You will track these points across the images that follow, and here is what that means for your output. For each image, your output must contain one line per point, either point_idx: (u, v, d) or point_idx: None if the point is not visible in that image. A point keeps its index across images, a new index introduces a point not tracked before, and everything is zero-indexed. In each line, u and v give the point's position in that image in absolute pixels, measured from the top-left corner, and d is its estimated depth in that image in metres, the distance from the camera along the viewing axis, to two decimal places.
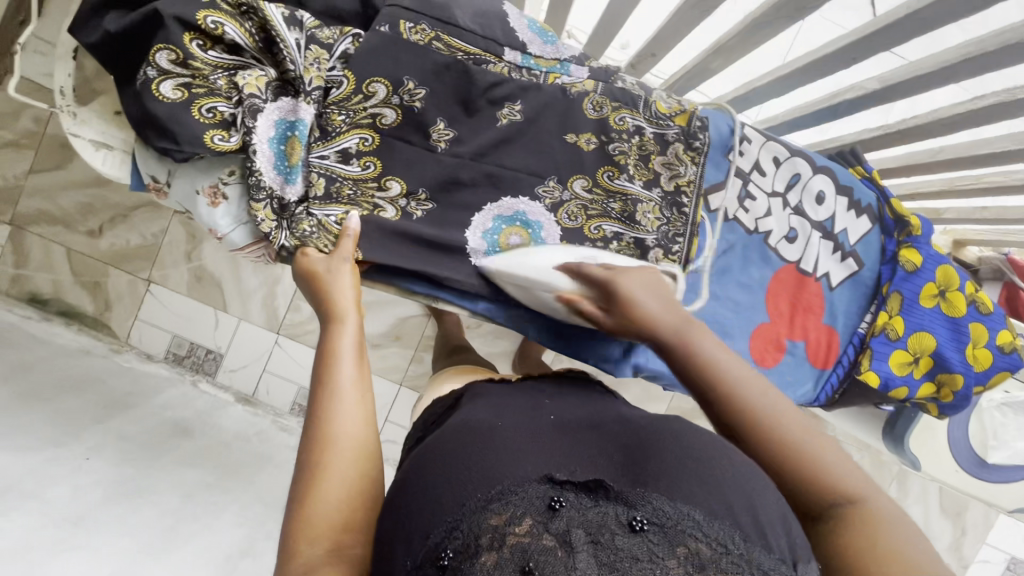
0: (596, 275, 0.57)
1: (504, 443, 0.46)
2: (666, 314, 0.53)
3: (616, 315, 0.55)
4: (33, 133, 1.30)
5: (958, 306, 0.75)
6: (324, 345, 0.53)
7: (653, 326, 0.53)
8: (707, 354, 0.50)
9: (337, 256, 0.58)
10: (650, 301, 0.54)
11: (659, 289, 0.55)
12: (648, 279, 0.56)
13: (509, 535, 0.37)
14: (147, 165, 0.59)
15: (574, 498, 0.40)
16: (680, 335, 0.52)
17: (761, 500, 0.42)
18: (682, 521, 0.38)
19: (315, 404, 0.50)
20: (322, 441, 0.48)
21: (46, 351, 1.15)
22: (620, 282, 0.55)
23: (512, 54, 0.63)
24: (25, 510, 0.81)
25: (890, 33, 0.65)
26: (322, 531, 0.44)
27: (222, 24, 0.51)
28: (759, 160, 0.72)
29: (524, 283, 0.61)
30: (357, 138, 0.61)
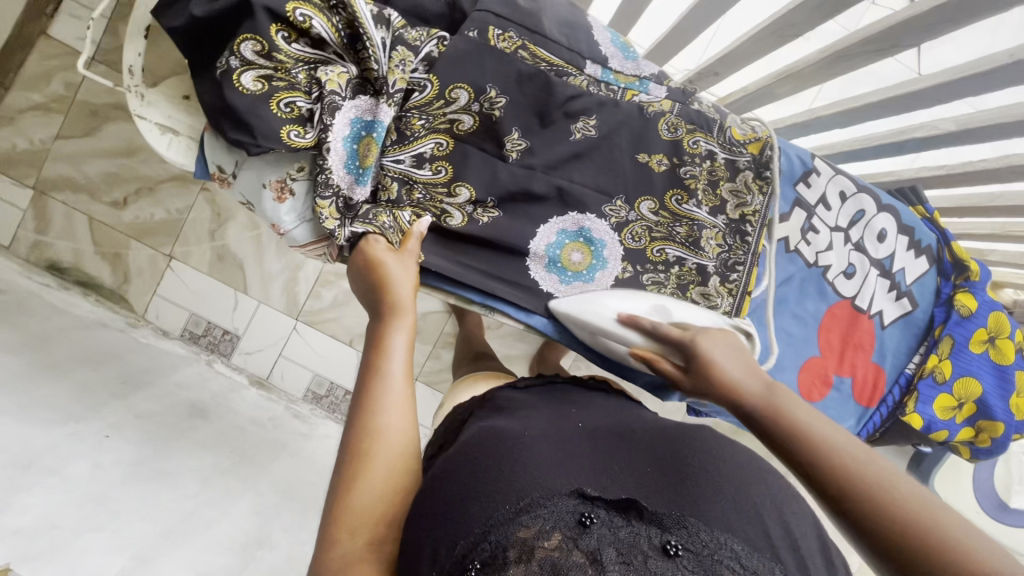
0: (671, 336, 0.55)
1: (535, 445, 0.44)
2: (750, 379, 0.48)
3: (695, 378, 0.52)
4: (62, 98, 1.26)
5: (1007, 354, 0.74)
6: (373, 336, 0.52)
7: (735, 393, 0.48)
8: (793, 417, 0.43)
9: (406, 254, 0.57)
10: (733, 367, 0.49)
11: (744, 355, 0.51)
12: (732, 346, 0.52)
13: (538, 548, 0.35)
14: (213, 154, 0.57)
15: (608, 515, 0.38)
16: (764, 401, 0.46)
17: (798, 526, 0.41)
18: (720, 550, 0.37)
19: (360, 395, 0.48)
20: (363, 429, 0.46)
21: (66, 320, 1.11)
22: (699, 344, 0.52)
23: (593, 68, 0.62)
24: (46, 486, 0.75)
25: (979, 80, 0.64)
26: (357, 522, 0.42)
27: (310, 17, 0.49)
28: (826, 193, 0.71)
29: (597, 333, 0.61)
30: (433, 143, 0.60)
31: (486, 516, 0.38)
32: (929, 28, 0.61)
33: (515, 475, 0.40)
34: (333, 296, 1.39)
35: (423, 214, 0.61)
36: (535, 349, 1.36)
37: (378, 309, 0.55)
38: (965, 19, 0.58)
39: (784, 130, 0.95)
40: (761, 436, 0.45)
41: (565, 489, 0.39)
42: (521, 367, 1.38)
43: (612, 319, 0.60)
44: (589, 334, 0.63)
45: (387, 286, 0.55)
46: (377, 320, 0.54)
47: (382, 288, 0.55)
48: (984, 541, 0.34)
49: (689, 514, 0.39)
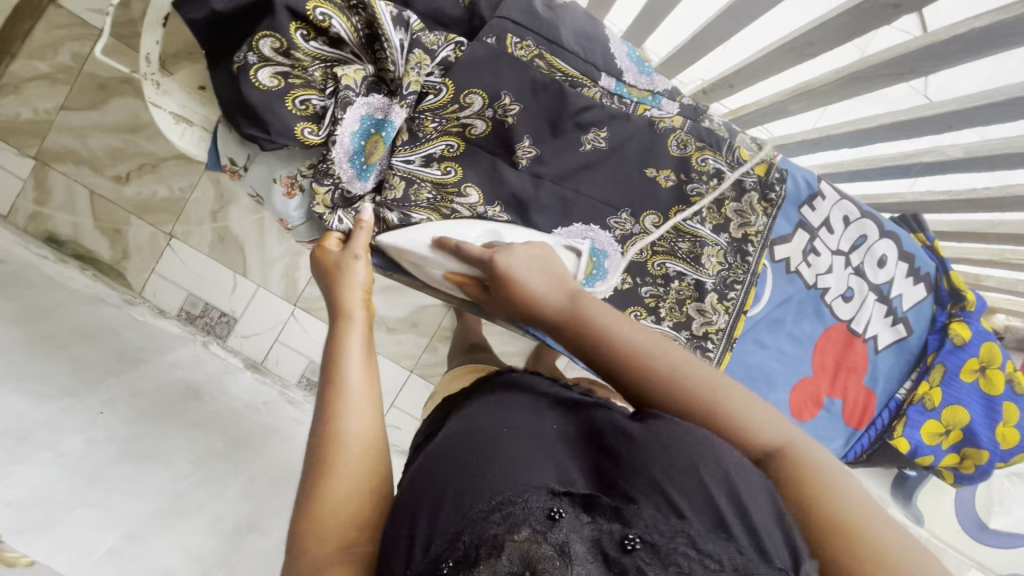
0: (472, 254, 0.54)
1: (506, 440, 0.42)
2: (552, 292, 0.51)
3: (502, 294, 0.53)
4: (70, 69, 1.25)
5: (996, 384, 0.76)
6: (333, 339, 0.52)
7: (539, 307, 0.50)
8: (595, 327, 0.47)
9: (350, 251, 0.57)
10: (532, 279, 0.51)
11: (544, 264, 0.53)
12: (533, 257, 0.53)
13: (508, 541, 0.35)
14: (226, 147, 0.58)
15: (575, 510, 0.38)
16: (567, 312, 0.49)
17: (752, 503, 0.38)
18: (676, 538, 0.36)
19: (322, 402, 0.48)
20: (326, 437, 0.46)
21: (62, 294, 1.10)
22: (497, 263, 0.52)
23: (607, 80, 0.62)
24: (38, 459, 0.75)
25: (993, 110, 0.64)
26: (329, 529, 0.42)
27: (330, 17, 0.49)
28: (830, 217, 0.72)
29: (416, 261, 0.59)
30: (443, 144, 0.60)
31: (459, 514, 0.38)
32: (946, 56, 0.62)
33: (482, 472, 0.39)
34: None
35: (380, 209, 0.60)
36: (530, 347, 1.36)
37: (336, 311, 0.54)
38: (982, 50, 0.59)
39: (793, 147, 0.95)
40: (568, 344, 0.50)
41: (537, 483, 0.39)
42: (516, 365, 1.39)
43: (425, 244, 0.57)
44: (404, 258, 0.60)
45: (340, 284, 0.55)
46: (333, 322, 0.54)
47: (338, 289, 0.55)
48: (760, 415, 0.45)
49: (644, 501, 0.38)
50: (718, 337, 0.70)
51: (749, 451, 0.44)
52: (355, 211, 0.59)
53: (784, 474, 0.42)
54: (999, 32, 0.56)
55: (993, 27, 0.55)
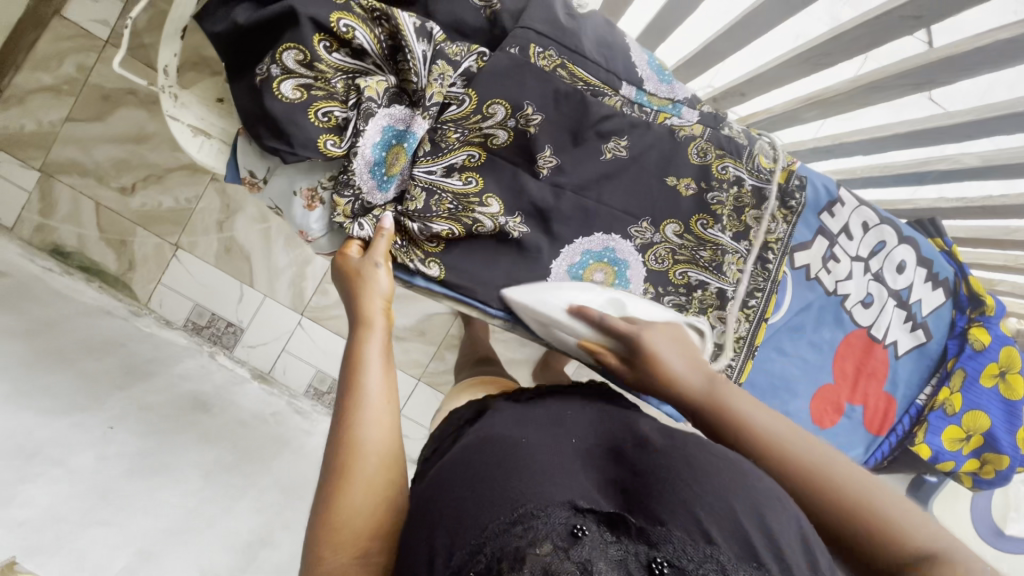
0: (619, 329, 0.57)
1: (531, 455, 0.43)
2: (691, 374, 0.53)
3: (641, 370, 0.55)
4: (74, 80, 1.24)
5: (1017, 389, 0.75)
6: (351, 350, 0.52)
7: (678, 387, 0.52)
8: (735, 411, 0.49)
9: (370, 258, 0.57)
10: (674, 360, 0.54)
11: (685, 348, 0.56)
12: (672, 340, 0.56)
13: (530, 553, 0.35)
14: (246, 159, 0.57)
15: (599, 528, 0.38)
16: (708, 393, 0.51)
17: (778, 524, 0.39)
18: (704, 565, 0.36)
19: (340, 411, 0.48)
20: (344, 444, 0.46)
21: (69, 307, 1.09)
22: (644, 340, 0.55)
23: (628, 89, 0.62)
24: (49, 477, 0.74)
25: (1012, 121, 0.64)
26: (344, 535, 0.42)
27: (354, 29, 0.48)
28: (849, 223, 0.71)
29: (546, 322, 0.62)
30: (465, 154, 0.59)
31: (480, 527, 0.38)
32: (968, 67, 0.62)
33: (507, 484, 0.40)
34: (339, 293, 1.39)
35: (400, 218, 0.60)
36: (539, 354, 1.36)
37: (355, 323, 0.54)
38: (1003, 62, 0.59)
39: (805, 153, 0.96)
40: (703, 427, 0.51)
41: (559, 499, 0.39)
42: (525, 372, 1.38)
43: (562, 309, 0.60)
44: (539, 324, 0.63)
45: (359, 293, 0.55)
46: (353, 331, 0.54)
47: (358, 300, 0.55)
48: (912, 520, 0.42)
49: (673, 524, 0.38)
50: (740, 346, 0.70)
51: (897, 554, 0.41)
52: (375, 218, 0.59)
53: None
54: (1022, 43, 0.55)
55: (1015, 39, 0.55)
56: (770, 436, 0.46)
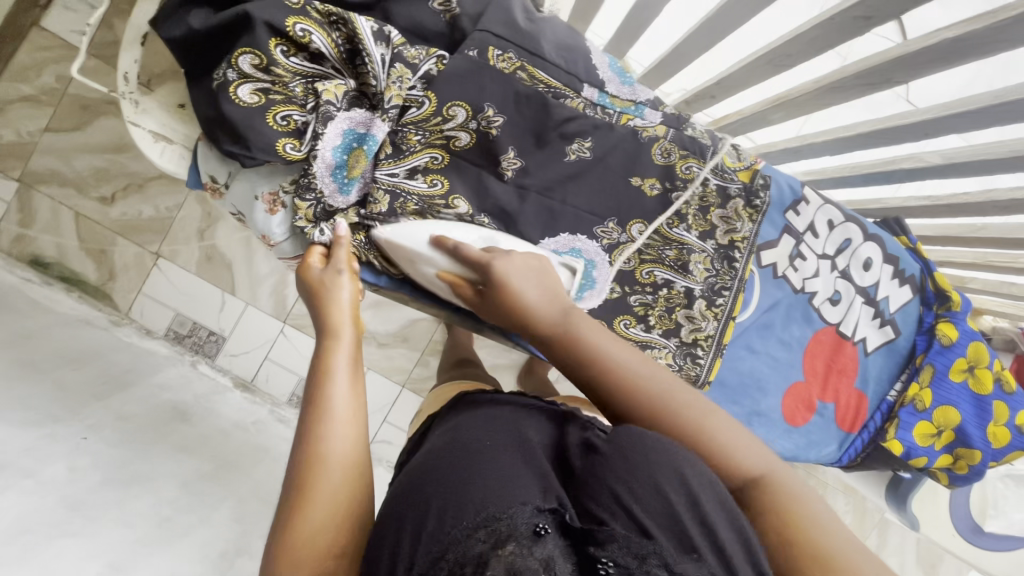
0: (475, 259, 0.55)
1: (495, 457, 0.43)
2: (544, 302, 0.52)
3: (494, 298, 0.53)
4: (53, 91, 1.23)
5: (985, 383, 0.76)
6: (318, 361, 0.51)
7: (531, 315, 0.52)
8: (587, 343, 0.50)
9: (332, 266, 0.56)
10: (528, 287, 0.52)
11: (541, 275, 0.54)
12: (528, 265, 0.54)
13: (493, 556, 0.36)
14: (206, 164, 0.57)
15: (562, 530, 0.38)
16: (562, 324, 0.51)
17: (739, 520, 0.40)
18: (647, 560, 0.36)
19: (304, 424, 0.47)
20: (306, 458, 0.45)
21: (46, 318, 1.08)
22: (494, 267, 0.53)
23: (590, 91, 0.62)
24: (20, 489, 0.73)
25: (964, 118, 0.65)
26: (311, 548, 0.42)
27: (310, 33, 0.48)
28: (815, 221, 0.72)
29: (410, 258, 0.58)
30: (428, 157, 0.60)
31: (444, 532, 0.38)
32: (918, 66, 0.62)
33: (470, 488, 0.40)
34: None
35: (364, 221, 0.59)
36: (522, 359, 1.36)
37: (322, 330, 0.54)
38: (953, 61, 0.60)
39: (775, 154, 0.97)
40: (557, 359, 0.51)
41: (523, 500, 0.39)
42: (509, 377, 1.38)
43: (424, 242, 0.57)
44: (401, 257, 0.59)
45: (325, 303, 0.55)
46: (322, 340, 0.53)
47: (325, 309, 0.54)
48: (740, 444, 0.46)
49: (614, 522, 0.38)
50: (707, 343, 0.71)
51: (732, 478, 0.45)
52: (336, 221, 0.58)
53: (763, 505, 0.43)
54: (969, 42, 0.56)
55: (961, 39, 0.56)
56: (622, 373, 0.48)
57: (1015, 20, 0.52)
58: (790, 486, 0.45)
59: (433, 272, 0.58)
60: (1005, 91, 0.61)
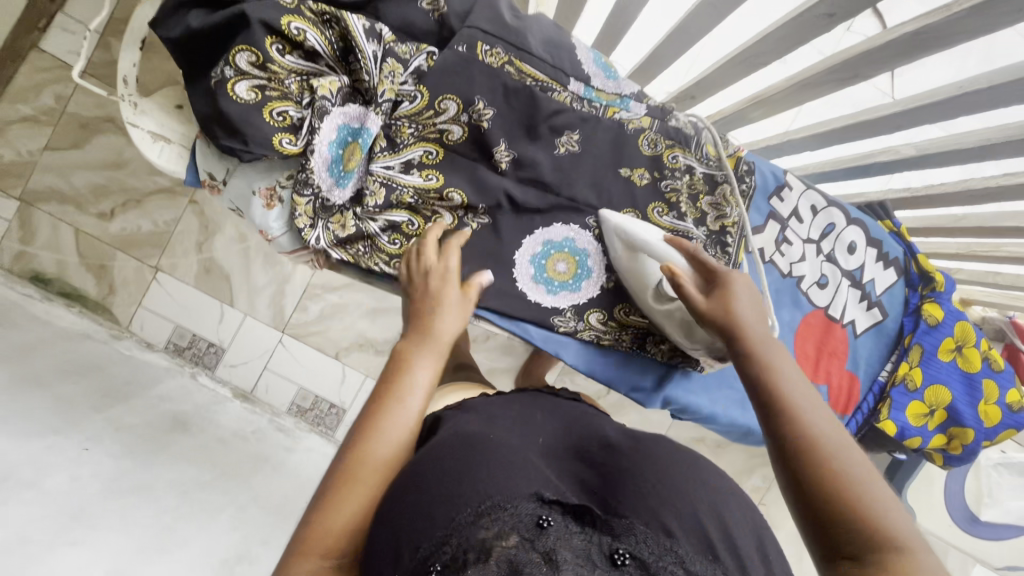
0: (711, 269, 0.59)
1: (497, 449, 0.44)
2: (757, 324, 0.55)
3: (716, 300, 0.57)
4: (51, 110, 1.25)
5: (973, 362, 0.78)
6: (400, 369, 0.55)
7: (744, 325, 0.55)
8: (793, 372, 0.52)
9: (450, 295, 0.60)
10: (751, 308, 0.56)
11: (760, 312, 0.57)
12: (756, 299, 0.57)
13: (495, 545, 0.36)
14: (205, 161, 0.59)
15: (565, 519, 0.39)
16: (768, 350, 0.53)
17: (735, 524, 0.42)
18: (664, 556, 0.38)
19: (367, 421, 0.51)
20: (357, 453, 0.48)
21: (47, 332, 1.09)
22: (733, 278, 0.57)
23: (576, 85, 0.64)
24: (22, 499, 0.73)
25: (932, 109, 0.68)
26: (325, 539, 0.45)
27: (304, 31, 0.51)
28: (798, 207, 0.75)
29: (640, 247, 0.64)
30: (422, 150, 0.62)
31: (447, 518, 0.39)
32: (886, 60, 0.65)
33: (473, 477, 0.41)
34: (319, 310, 1.40)
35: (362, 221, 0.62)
36: (521, 362, 1.37)
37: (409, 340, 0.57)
38: (915, 54, 0.62)
39: (760, 151, 0.99)
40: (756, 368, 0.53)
41: (526, 491, 0.40)
42: (507, 381, 1.39)
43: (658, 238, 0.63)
44: (624, 248, 0.65)
45: (427, 323, 0.58)
46: (409, 349, 0.56)
47: (423, 325, 0.58)
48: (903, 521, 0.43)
49: (635, 518, 0.39)
50: None
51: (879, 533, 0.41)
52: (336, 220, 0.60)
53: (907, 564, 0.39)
54: (928, 34, 0.59)
55: (921, 32, 0.59)
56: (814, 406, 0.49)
57: (969, 12, 0.54)
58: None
59: (654, 265, 0.63)
60: (967, 81, 0.63)
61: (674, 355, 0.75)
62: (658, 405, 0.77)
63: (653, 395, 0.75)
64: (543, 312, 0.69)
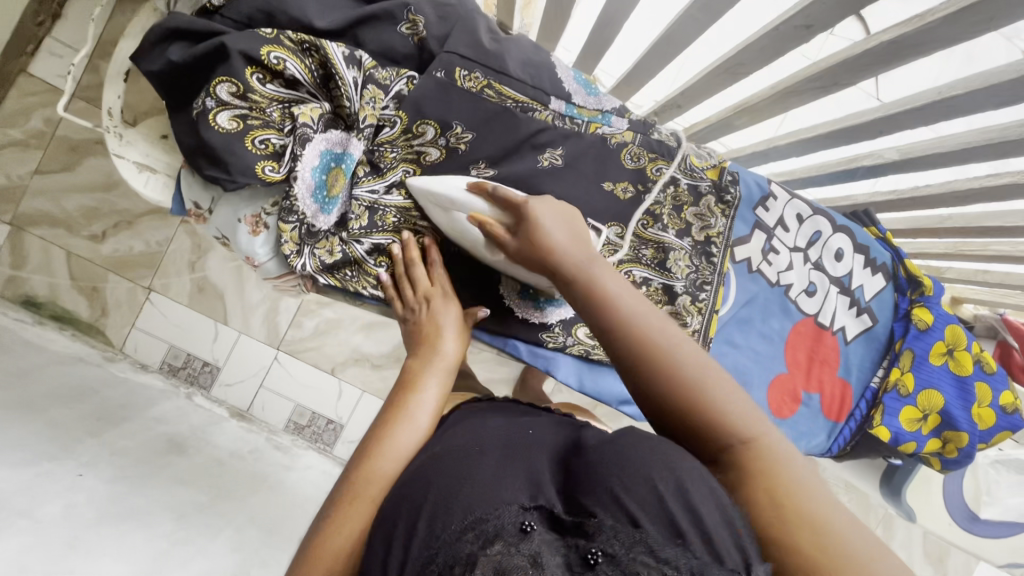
0: (513, 202, 0.54)
1: (482, 458, 0.45)
2: (570, 247, 0.52)
3: (524, 239, 0.53)
4: (41, 134, 1.25)
5: (965, 365, 0.78)
6: (404, 387, 0.59)
7: (554, 254, 0.52)
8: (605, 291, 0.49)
9: (453, 319, 0.64)
10: (555, 231, 0.53)
11: (573, 228, 0.54)
12: (559, 211, 0.55)
13: (481, 556, 0.36)
14: (190, 191, 0.59)
15: (545, 525, 0.39)
16: (583, 273, 0.51)
17: (704, 507, 0.38)
18: (635, 548, 0.36)
19: (371, 437, 0.53)
20: (360, 470, 0.50)
21: (39, 357, 1.08)
22: (530, 206, 0.53)
23: (557, 103, 0.63)
24: (16, 529, 0.72)
25: (913, 115, 0.68)
26: (328, 557, 0.46)
27: (284, 60, 0.51)
28: (783, 216, 0.75)
29: (442, 205, 0.57)
30: (402, 172, 0.61)
31: (435, 536, 0.39)
32: (866, 67, 0.65)
33: (456, 492, 0.41)
34: (314, 325, 1.40)
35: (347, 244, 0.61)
36: (516, 373, 1.36)
37: (419, 358, 0.62)
38: (893, 62, 0.62)
39: (745, 158, 1.00)
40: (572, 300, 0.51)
41: (508, 499, 0.40)
42: (504, 391, 1.38)
43: (457, 188, 0.55)
44: (434, 206, 0.58)
45: (435, 342, 0.62)
46: (422, 367, 0.61)
47: (430, 344, 0.62)
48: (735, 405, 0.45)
49: (603, 515, 0.38)
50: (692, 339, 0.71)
51: (724, 436, 0.45)
52: (327, 245, 0.61)
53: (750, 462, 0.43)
54: (902, 45, 0.59)
55: (898, 41, 0.59)
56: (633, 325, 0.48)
57: (942, 22, 0.54)
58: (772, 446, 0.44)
59: (463, 218, 0.57)
60: (945, 87, 0.64)
61: None
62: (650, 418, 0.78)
63: None
64: (531, 330, 0.70)
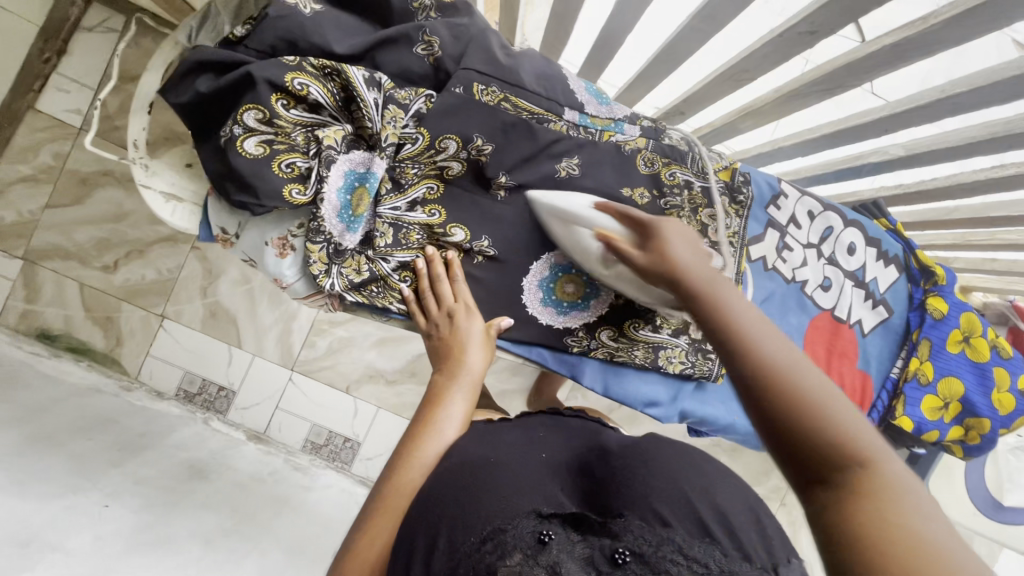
0: (639, 218, 0.55)
1: (501, 472, 0.45)
2: (693, 259, 0.51)
3: (652, 252, 0.52)
4: (50, 168, 1.25)
5: (982, 351, 0.79)
6: (434, 400, 0.59)
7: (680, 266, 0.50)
8: (731, 303, 0.47)
9: (476, 332, 0.65)
10: (681, 246, 0.52)
11: (697, 245, 0.53)
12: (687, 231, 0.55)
13: (501, 567, 0.36)
14: (218, 217, 0.60)
15: (565, 531, 0.39)
16: (707, 284, 0.49)
17: (729, 505, 0.41)
18: (663, 547, 0.37)
19: (401, 449, 0.54)
20: (392, 481, 0.51)
21: (58, 390, 1.08)
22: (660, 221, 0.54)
23: (571, 114, 0.65)
24: (48, 562, 0.71)
25: (917, 113, 0.69)
26: (362, 565, 0.47)
27: (308, 86, 0.52)
28: (795, 213, 0.76)
29: (568, 219, 0.61)
30: (425, 187, 0.63)
31: (455, 550, 0.40)
32: (870, 70, 0.66)
33: (478, 504, 0.42)
34: (327, 344, 1.41)
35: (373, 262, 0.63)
36: (531, 381, 1.37)
37: (444, 372, 0.62)
38: (897, 63, 0.64)
39: (750, 160, 1.02)
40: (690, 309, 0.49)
41: (526, 510, 0.40)
42: (519, 401, 1.39)
43: (586, 206, 0.60)
44: (558, 222, 0.62)
45: (458, 353, 0.63)
46: (447, 380, 0.61)
47: (454, 357, 0.63)
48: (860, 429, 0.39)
49: (631, 516, 0.39)
50: None
51: (835, 458, 0.38)
52: (351, 263, 0.61)
53: (866, 493, 0.36)
54: (905, 47, 0.61)
55: (901, 43, 0.60)
56: (755, 335, 0.44)
57: (944, 25, 0.56)
58: (897, 485, 0.37)
59: (586, 234, 0.60)
60: (948, 85, 0.65)
61: (689, 368, 0.76)
62: (675, 418, 0.79)
63: (672, 409, 0.78)
64: (554, 335, 0.72)
